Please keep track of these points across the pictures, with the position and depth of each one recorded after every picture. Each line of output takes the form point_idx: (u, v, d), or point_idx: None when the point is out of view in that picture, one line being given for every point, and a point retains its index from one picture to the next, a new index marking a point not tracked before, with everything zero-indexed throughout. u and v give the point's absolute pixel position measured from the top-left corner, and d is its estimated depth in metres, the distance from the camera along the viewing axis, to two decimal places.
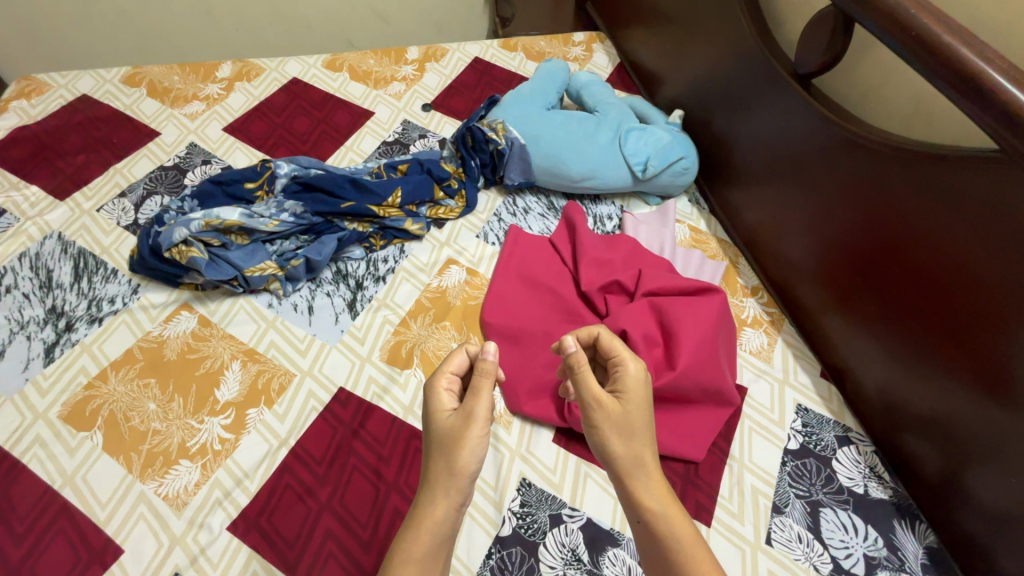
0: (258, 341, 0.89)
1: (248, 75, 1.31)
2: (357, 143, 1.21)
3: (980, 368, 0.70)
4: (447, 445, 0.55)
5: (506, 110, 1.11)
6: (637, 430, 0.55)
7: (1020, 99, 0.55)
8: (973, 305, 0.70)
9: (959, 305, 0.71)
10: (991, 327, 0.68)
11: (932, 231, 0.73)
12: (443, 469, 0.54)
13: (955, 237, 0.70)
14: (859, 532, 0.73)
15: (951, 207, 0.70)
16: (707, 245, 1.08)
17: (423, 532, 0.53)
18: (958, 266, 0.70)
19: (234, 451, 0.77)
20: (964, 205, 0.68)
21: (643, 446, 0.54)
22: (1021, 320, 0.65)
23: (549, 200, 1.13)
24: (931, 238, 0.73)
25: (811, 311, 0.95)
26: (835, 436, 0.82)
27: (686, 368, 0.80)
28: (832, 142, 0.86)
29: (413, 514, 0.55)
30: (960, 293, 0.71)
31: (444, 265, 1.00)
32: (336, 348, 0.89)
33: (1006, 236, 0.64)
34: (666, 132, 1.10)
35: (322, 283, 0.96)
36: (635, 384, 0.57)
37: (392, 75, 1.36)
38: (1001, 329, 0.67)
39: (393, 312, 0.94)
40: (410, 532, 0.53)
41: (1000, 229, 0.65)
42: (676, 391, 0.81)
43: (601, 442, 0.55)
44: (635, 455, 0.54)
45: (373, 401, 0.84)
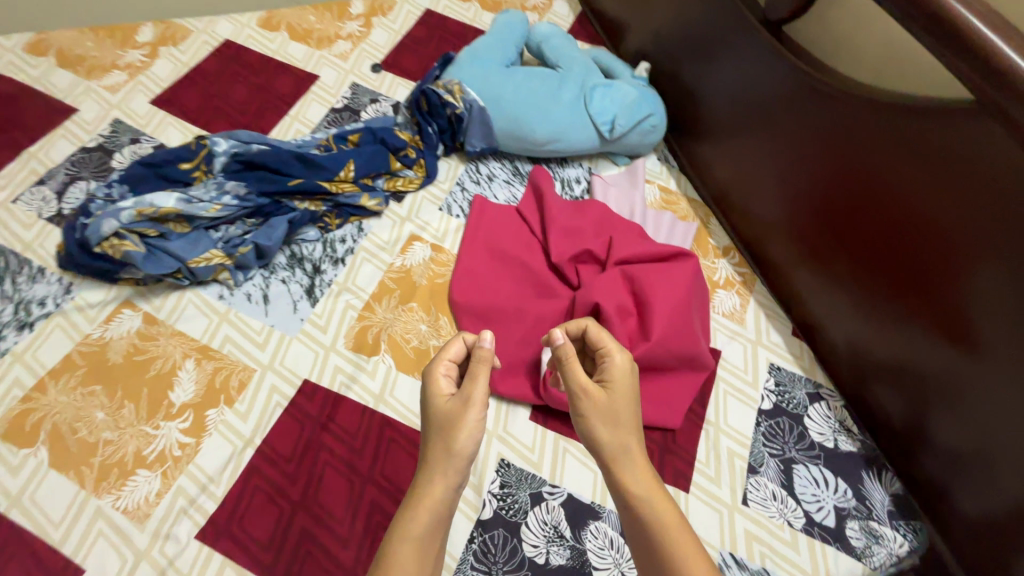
0: (212, 337, 0.83)
1: (173, 39, 1.18)
2: (302, 111, 1.11)
3: (942, 317, 0.71)
4: (443, 426, 0.54)
5: (462, 69, 1.03)
6: (625, 420, 0.54)
7: (996, 44, 0.53)
8: (937, 255, 0.70)
9: (923, 255, 0.71)
10: (953, 275, 0.68)
11: (904, 187, 0.72)
12: (441, 449, 0.53)
13: (928, 192, 0.69)
14: (830, 486, 0.75)
15: (924, 161, 0.68)
16: (677, 205, 1.05)
17: (419, 513, 0.51)
18: (929, 223, 0.70)
19: (195, 456, 0.73)
20: (938, 159, 0.67)
21: (630, 436, 0.53)
22: (983, 267, 0.65)
23: (514, 165, 1.07)
24: (899, 188, 0.72)
25: (782, 268, 0.94)
26: (807, 393, 0.83)
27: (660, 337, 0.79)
28: (804, 94, 0.83)
29: (411, 496, 0.53)
30: (929, 247, 0.70)
31: (407, 242, 0.95)
32: (297, 338, 0.84)
33: (970, 183, 0.64)
34: (633, 87, 1.04)
35: (277, 269, 0.90)
36: (624, 372, 0.57)
37: (336, 32, 1.24)
38: (962, 277, 0.67)
39: (355, 295, 0.89)
40: (409, 512, 0.51)
41: (964, 176, 0.64)
42: (652, 361, 0.79)
43: (588, 431, 0.54)
44: (622, 444, 0.53)
45: (340, 392, 0.80)
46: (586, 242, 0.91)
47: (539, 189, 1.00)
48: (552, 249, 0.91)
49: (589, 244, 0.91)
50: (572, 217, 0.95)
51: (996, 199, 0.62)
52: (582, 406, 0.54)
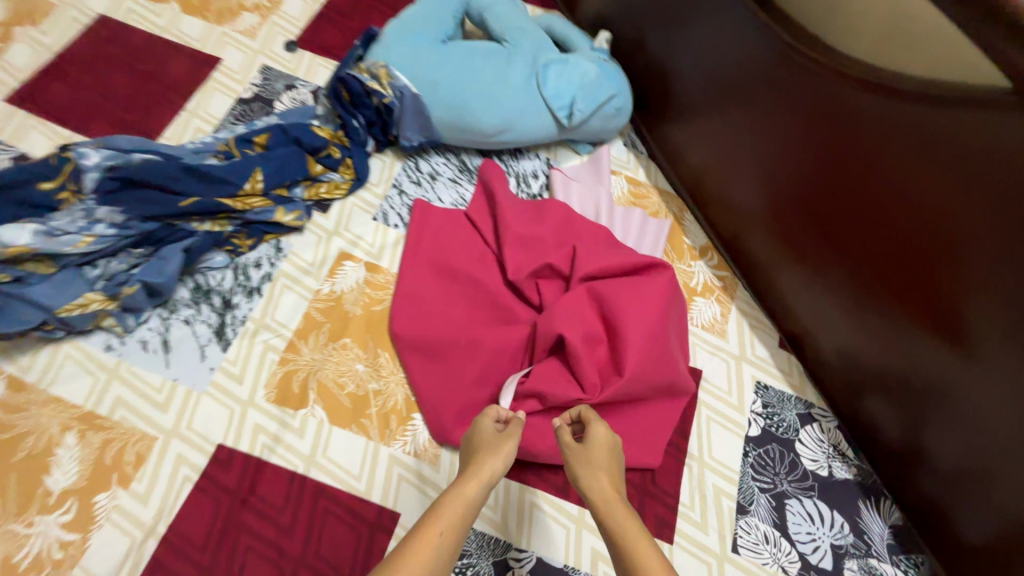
0: (98, 401, 0.68)
1: (33, 16, 0.96)
2: (202, 104, 0.93)
3: (942, 321, 0.63)
4: (484, 448, 0.57)
5: (389, 48, 0.86)
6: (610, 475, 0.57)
7: None
8: (934, 249, 0.62)
9: (919, 250, 0.63)
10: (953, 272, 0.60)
11: (915, 188, 0.62)
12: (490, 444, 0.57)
13: (921, 176, 0.61)
14: (825, 521, 0.68)
15: (943, 159, 0.58)
16: (648, 200, 0.93)
17: (459, 504, 0.49)
18: (923, 211, 0.62)
19: (83, 557, 0.60)
20: (931, 139, 0.59)
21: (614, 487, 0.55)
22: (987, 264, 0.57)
23: (460, 159, 0.92)
24: (888, 175, 0.64)
25: (765, 270, 0.84)
26: (797, 414, 0.75)
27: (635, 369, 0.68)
28: (792, 72, 0.71)
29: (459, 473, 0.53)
30: (941, 259, 0.61)
31: (336, 262, 0.80)
32: (206, 394, 0.70)
33: (969, 165, 0.56)
34: (593, 63, 0.90)
35: (177, 308, 0.74)
36: (611, 436, 0.61)
37: (240, 3, 1.03)
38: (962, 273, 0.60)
39: (276, 334, 0.75)
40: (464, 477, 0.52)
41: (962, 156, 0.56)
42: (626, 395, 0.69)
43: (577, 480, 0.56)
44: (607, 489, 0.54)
45: (263, 456, 0.68)
46: (547, 253, 0.79)
47: (490, 187, 0.86)
48: (507, 263, 0.78)
49: (550, 255, 0.79)
50: (530, 222, 0.82)
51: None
52: (569, 459, 0.58)
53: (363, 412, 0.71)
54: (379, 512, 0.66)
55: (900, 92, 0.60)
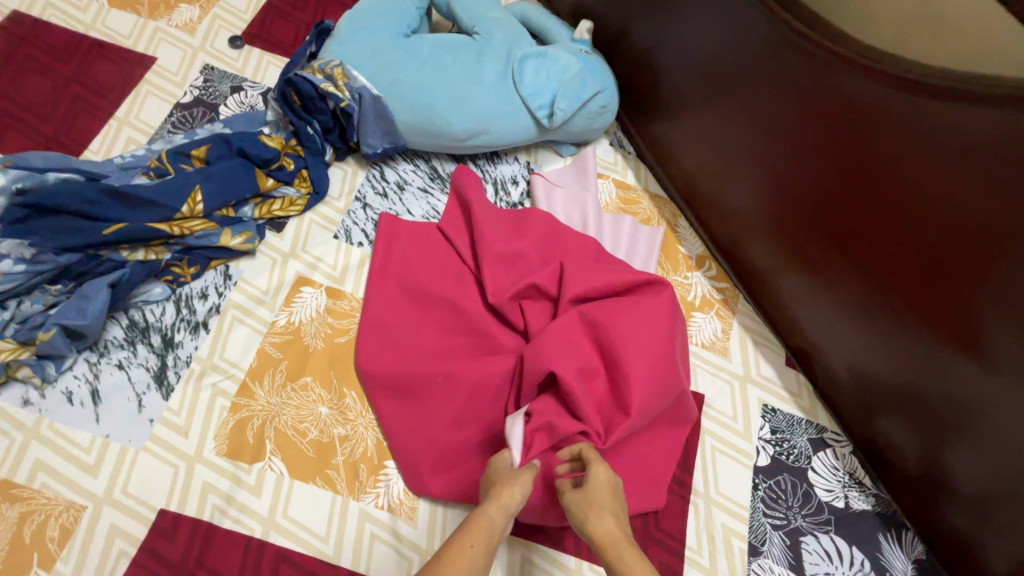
0: (13, 467, 0.58)
1: None
2: (135, 111, 0.82)
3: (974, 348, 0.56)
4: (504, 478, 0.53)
5: (345, 43, 0.77)
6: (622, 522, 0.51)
7: None
8: (967, 261, 0.55)
9: (949, 262, 0.56)
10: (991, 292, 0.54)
11: (948, 191, 0.54)
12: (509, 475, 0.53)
13: (956, 182, 0.53)
14: (844, 559, 0.62)
15: (983, 167, 0.51)
16: (638, 206, 0.85)
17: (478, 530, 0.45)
18: (957, 220, 0.54)
19: None
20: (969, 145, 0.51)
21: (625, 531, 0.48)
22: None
23: (431, 166, 0.83)
24: (909, 180, 0.57)
25: (768, 280, 0.77)
26: (809, 439, 0.69)
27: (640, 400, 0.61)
28: (796, 63, 0.63)
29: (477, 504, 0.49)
30: (975, 276, 0.54)
31: (293, 289, 0.71)
32: (145, 450, 0.61)
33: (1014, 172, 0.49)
34: (573, 56, 0.81)
35: (108, 351, 0.65)
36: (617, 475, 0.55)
37: None
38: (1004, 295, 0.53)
39: (226, 375, 0.66)
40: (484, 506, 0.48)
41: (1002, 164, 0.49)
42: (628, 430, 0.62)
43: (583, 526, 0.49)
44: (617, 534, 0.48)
45: (213, 521, 0.59)
46: (531, 271, 0.72)
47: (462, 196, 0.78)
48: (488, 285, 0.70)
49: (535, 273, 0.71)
50: (509, 234, 0.74)
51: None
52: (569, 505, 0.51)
53: (329, 461, 0.63)
54: None
55: (926, 87, 0.52)
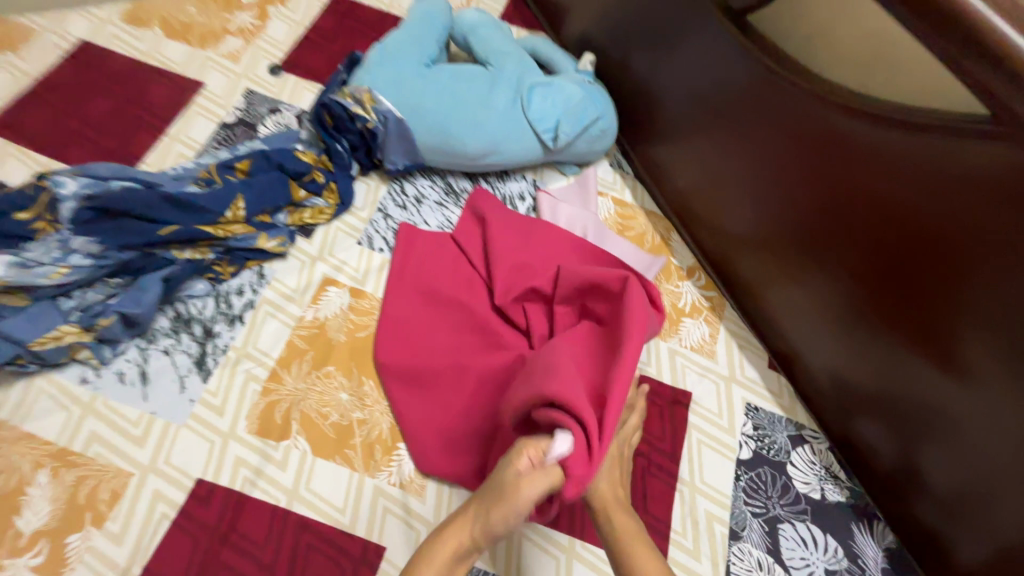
0: (72, 436, 0.66)
1: (11, 42, 0.95)
2: (184, 129, 0.92)
3: (940, 350, 0.62)
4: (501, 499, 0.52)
5: (374, 71, 0.86)
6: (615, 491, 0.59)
7: None
8: (932, 270, 0.60)
9: (914, 270, 0.62)
10: (952, 297, 0.59)
11: (913, 204, 0.60)
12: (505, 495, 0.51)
13: (919, 197, 0.59)
14: (819, 545, 0.67)
15: (939, 184, 0.57)
16: (635, 221, 0.93)
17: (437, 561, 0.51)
18: (921, 233, 0.60)
19: None
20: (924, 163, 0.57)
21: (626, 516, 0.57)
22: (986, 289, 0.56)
23: (446, 182, 0.92)
24: (875, 198, 0.64)
25: (754, 291, 0.84)
26: (788, 436, 0.74)
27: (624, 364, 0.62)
28: (773, 94, 0.71)
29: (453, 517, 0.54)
30: (939, 284, 0.60)
31: (320, 288, 0.79)
32: (186, 427, 0.68)
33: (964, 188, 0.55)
34: (577, 85, 0.90)
35: (156, 338, 0.73)
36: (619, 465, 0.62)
37: (223, 27, 1.03)
38: (964, 298, 0.58)
39: (258, 363, 0.73)
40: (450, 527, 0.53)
41: (948, 182, 0.56)
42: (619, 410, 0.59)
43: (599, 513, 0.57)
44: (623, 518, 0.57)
45: (244, 490, 0.66)
46: (537, 276, 0.79)
47: (478, 209, 0.86)
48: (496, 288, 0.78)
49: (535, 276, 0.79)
50: (521, 244, 0.83)
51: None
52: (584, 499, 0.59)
53: (349, 442, 0.70)
54: (364, 547, 0.64)
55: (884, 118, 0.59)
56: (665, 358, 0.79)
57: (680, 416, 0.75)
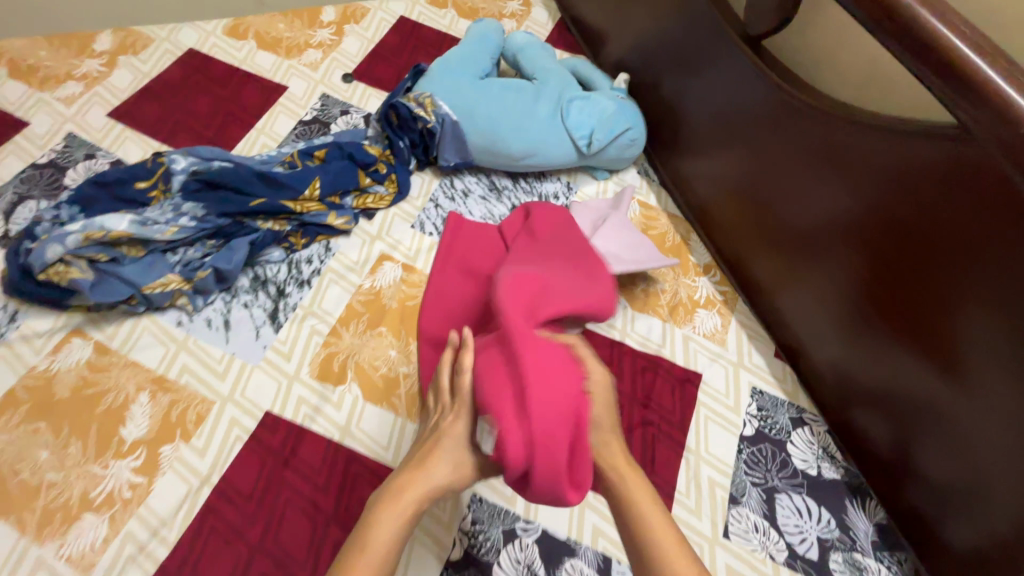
0: (168, 367, 0.78)
1: (133, 47, 1.13)
2: (269, 124, 1.07)
3: (930, 339, 0.68)
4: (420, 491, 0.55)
5: (435, 81, 1.00)
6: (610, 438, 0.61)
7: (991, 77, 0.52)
8: (921, 265, 0.68)
9: (906, 266, 0.69)
10: (940, 289, 0.66)
11: (905, 206, 0.68)
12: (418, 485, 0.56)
13: (909, 200, 0.67)
14: (813, 516, 0.74)
15: (926, 187, 0.65)
16: (657, 222, 1.02)
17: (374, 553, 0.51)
18: (911, 232, 0.68)
19: (147, 497, 0.69)
20: (912, 170, 0.66)
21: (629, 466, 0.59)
22: (969, 280, 0.63)
23: (490, 179, 1.03)
24: (872, 201, 0.72)
25: (765, 289, 0.91)
26: (789, 418, 0.82)
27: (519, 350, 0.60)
28: (784, 110, 0.81)
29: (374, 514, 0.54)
30: (928, 277, 0.67)
31: (377, 262, 0.91)
32: (259, 368, 0.80)
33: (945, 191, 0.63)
34: (611, 100, 1.02)
35: (239, 293, 0.85)
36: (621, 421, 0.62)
37: (306, 41, 1.20)
38: (951, 290, 0.65)
39: (322, 320, 0.85)
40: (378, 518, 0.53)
41: (932, 186, 0.64)
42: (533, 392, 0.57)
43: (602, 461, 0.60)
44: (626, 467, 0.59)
45: (304, 424, 0.77)
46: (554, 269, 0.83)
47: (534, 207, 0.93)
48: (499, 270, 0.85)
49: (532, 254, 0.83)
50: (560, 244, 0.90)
51: (1000, 224, 0.58)
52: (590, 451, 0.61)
53: (394, 391, 0.80)
54: None
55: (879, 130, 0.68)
56: (679, 342, 0.88)
57: (690, 394, 0.83)
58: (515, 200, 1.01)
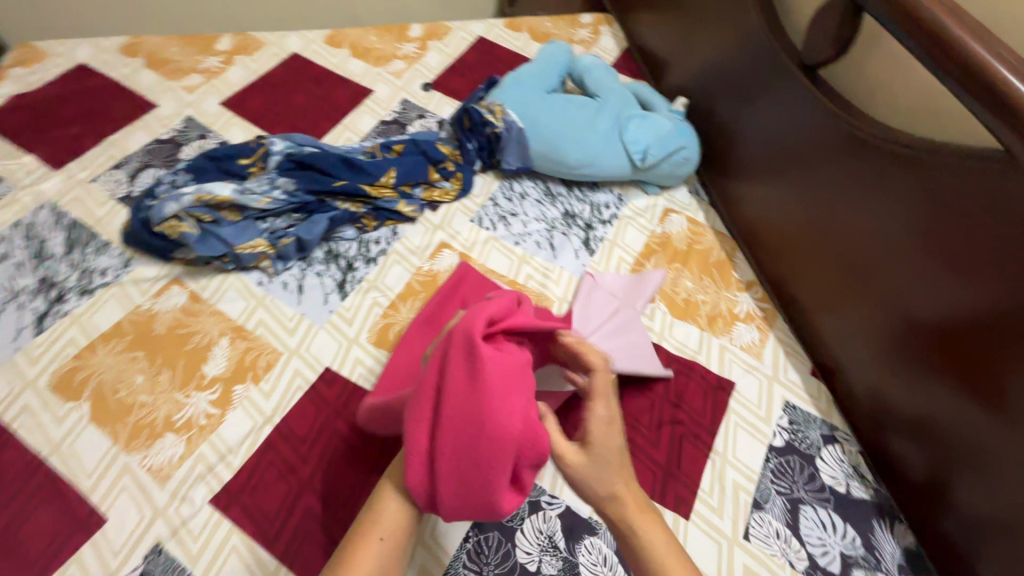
0: (247, 319, 0.89)
1: (247, 49, 1.29)
2: (354, 122, 1.19)
3: (970, 366, 0.68)
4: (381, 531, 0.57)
5: (505, 92, 1.09)
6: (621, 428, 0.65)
7: None
8: (964, 290, 0.68)
9: (949, 291, 0.70)
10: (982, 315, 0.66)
11: (951, 231, 0.69)
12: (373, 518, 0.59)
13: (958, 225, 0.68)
14: (837, 531, 0.74)
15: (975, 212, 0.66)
16: (704, 238, 1.06)
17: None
18: (956, 257, 0.69)
19: (219, 426, 0.77)
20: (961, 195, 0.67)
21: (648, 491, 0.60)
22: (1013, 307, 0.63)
23: (546, 185, 1.11)
24: (917, 226, 0.73)
25: (805, 310, 0.93)
26: (821, 435, 0.83)
27: (478, 358, 0.56)
28: (835, 135, 0.84)
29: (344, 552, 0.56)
30: (971, 303, 0.67)
31: (437, 249, 1.00)
32: (324, 329, 0.89)
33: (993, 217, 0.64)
34: (668, 121, 1.08)
35: (313, 263, 0.95)
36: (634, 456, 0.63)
37: (393, 52, 1.33)
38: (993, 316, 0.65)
39: (383, 294, 0.94)
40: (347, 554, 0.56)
41: (981, 211, 0.65)
42: (493, 413, 0.54)
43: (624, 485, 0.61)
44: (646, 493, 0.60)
45: (358, 382, 0.84)
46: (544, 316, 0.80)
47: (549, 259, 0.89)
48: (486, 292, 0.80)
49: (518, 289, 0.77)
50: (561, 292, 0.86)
51: None
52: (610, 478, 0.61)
53: None
54: None
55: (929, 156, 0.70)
56: (715, 350, 0.91)
57: (721, 400, 0.85)
58: (568, 206, 1.08)
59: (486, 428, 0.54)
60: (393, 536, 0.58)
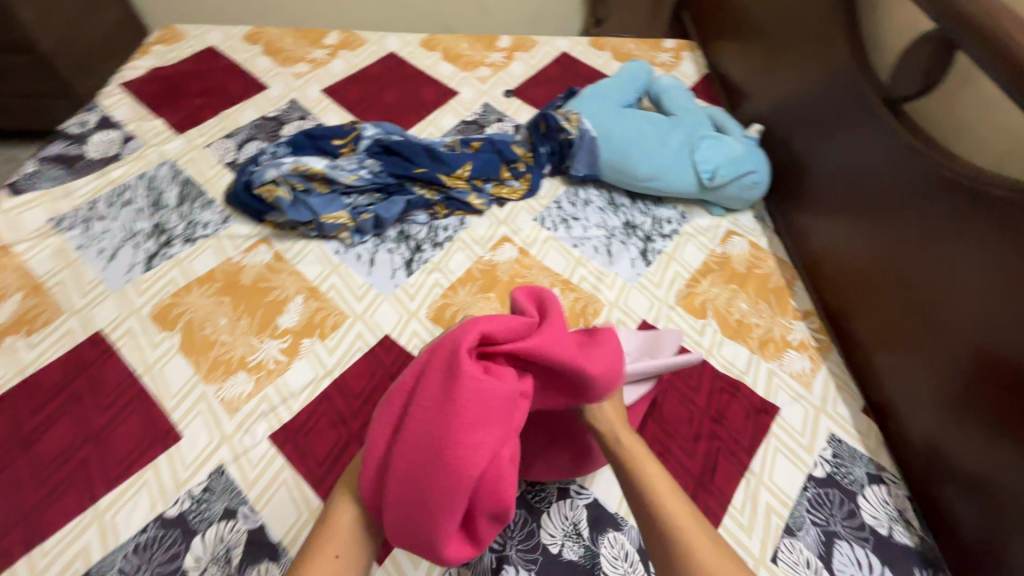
0: (322, 281, 0.96)
1: (351, 45, 1.42)
2: (437, 119, 1.27)
3: None
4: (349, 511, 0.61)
5: (583, 102, 1.14)
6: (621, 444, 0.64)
7: None
8: None
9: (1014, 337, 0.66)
10: None
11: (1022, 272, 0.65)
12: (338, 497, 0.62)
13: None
14: (873, 572, 0.72)
15: None
16: (764, 263, 1.06)
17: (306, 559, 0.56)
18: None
19: (285, 372, 0.85)
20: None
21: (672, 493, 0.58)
22: None
23: (611, 195, 1.14)
24: (988, 265, 0.70)
25: (864, 347, 0.90)
26: (866, 473, 0.81)
27: (455, 373, 0.57)
28: (911, 169, 0.82)
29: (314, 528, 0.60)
30: None
31: (499, 241, 1.04)
32: (388, 300, 0.96)
33: None
34: (740, 145, 1.09)
35: (386, 240, 1.03)
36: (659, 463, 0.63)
37: (481, 59, 1.42)
38: None
39: (445, 276, 0.99)
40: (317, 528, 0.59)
41: None
42: (452, 436, 0.55)
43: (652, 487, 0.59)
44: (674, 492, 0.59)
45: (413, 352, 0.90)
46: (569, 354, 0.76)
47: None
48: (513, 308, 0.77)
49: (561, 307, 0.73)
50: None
51: None
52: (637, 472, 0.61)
53: None
54: None
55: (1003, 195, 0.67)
56: (763, 374, 0.90)
57: (763, 423, 0.84)
58: (630, 217, 1.10)
59: (445, 451, 0.55)
60: (347, 554, 0.56)
